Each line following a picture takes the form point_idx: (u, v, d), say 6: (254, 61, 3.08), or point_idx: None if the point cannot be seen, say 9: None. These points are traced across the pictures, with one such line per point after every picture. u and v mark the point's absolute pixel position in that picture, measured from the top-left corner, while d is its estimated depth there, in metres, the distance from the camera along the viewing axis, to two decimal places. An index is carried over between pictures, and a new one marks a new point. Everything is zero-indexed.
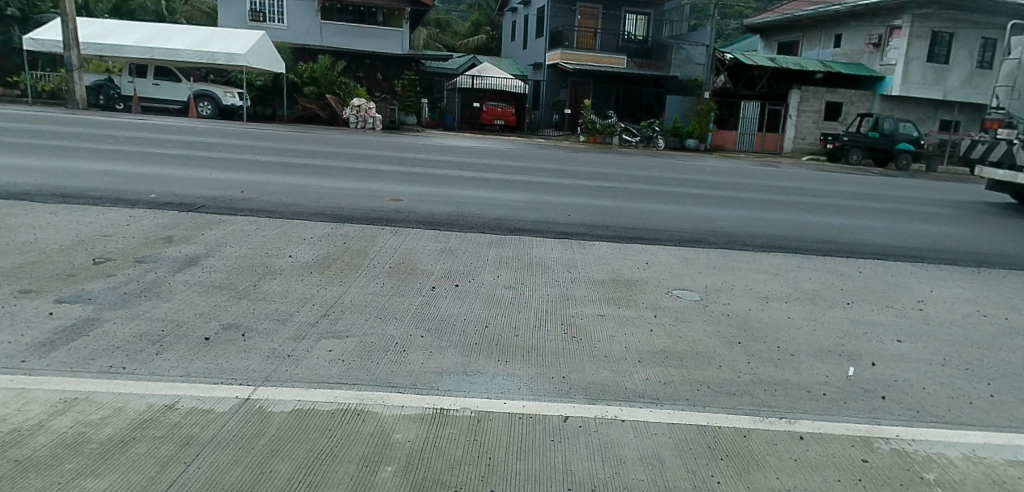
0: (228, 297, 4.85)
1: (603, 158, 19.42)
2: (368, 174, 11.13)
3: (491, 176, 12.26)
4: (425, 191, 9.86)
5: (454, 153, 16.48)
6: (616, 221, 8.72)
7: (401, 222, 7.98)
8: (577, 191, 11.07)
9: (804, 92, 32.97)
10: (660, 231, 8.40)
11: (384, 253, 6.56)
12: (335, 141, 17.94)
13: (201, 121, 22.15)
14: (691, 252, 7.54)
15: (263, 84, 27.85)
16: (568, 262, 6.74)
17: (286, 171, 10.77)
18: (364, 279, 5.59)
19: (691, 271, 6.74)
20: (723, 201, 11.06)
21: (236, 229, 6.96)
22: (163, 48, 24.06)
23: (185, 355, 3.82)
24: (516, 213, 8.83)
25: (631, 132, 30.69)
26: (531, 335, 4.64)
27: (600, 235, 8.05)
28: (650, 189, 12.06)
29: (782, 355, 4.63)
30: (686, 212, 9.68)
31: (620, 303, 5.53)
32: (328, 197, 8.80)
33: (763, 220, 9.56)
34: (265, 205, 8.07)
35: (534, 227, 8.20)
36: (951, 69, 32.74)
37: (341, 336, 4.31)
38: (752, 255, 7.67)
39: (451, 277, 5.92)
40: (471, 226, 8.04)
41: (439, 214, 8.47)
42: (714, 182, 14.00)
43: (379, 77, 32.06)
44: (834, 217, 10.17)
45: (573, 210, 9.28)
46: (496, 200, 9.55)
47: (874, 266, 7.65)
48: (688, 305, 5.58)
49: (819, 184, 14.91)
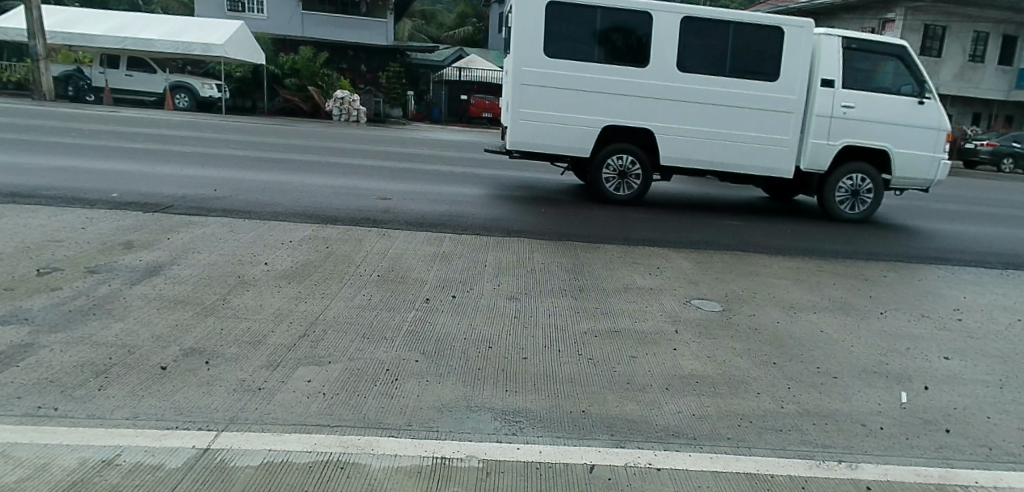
0: (193, 314, 4.24)
1: None
2: (354, 171, 10.53)
3: (482, 172, 11.73)
4: (415, 189, 9.29)
5: (441, 147, 15.94)
6: (620, 220, 8.19)
7: (390, 223, 7.39)
8: (575, 188, 10.56)
9: None
10: (668, 231, 7.88)
11: (373, 259, 5.97)
12: (317, 134, 17.31)
13: (176, 113, 21.41)
14: (704, 256, 7.03)
15: (242, 75, 27.11)
16: (573, 268, 6.20)
17: (265, 167, 10.14)
18: (349, 290, 5.00)
19: (707, 276, 6.23)
20: (727, 198, 10.61)
21: (207, 232, 6.36)
22: (136, 38, 23.13)
23: (132, 389, 3.20)
24: (513, 212, 8.26)
25: None
26: (542, 356, 4.06)
27: (605, 236, 7.53)
28: (649, 185, 11.59)
29: (824, 379, 4.10)
30: (692, 210, 9.17)
31: (635, 315, 4.99)
32: (310, 196, 8.19)
33: (772, 218, 9.09)
34: (241, 204, 7.45)
35: (534, 228, 7.64)
36: (943, 63, 32.54)
37: (323, 361, 3.71)
38: (768, 258, 7.17)
39: (447, 287, 5.35)
40: (466, 228, 7.47)
41: (431, 214, 7.89)
42: (712, 178, 13.57)
43: (363, 69, 31.27)
44: (844, 215, 9.77)
45: (574, 208, 8.73)
46: (490, 198, 9.00)
47: (896, 270, 7.19)
48: (711, 318, 5.06)
49: None
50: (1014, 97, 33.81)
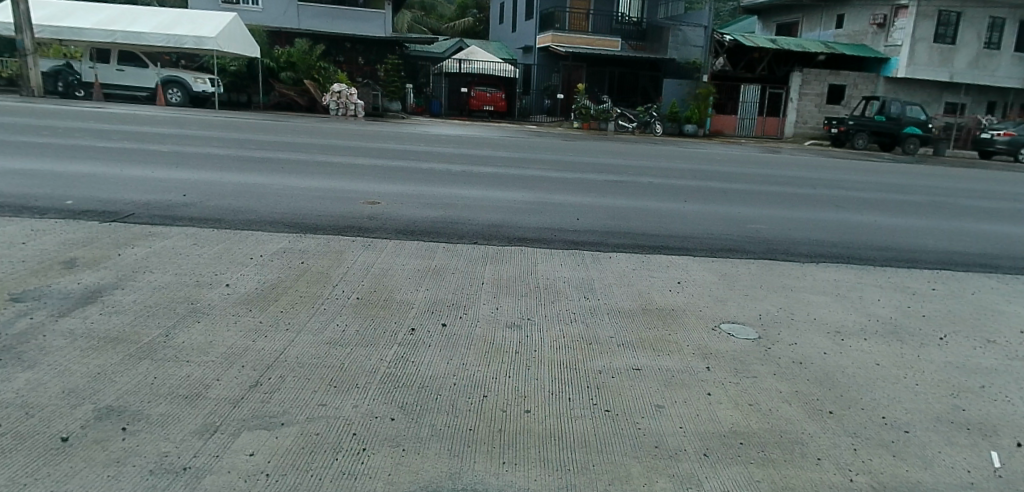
0: (122, 356, 3.48)
1: (600, 146, 18.29)
2: (343, 171, 9.77)
3: (482, 170, 10.98)
4: (408, 190, 8.55)
5: (440, 142, 15.19)
6: (634, 225, 7.42)
7: (377, 232, 6.64)
8: (582, 187, 9.82)
9: (805, 74, 31.75)
10: (688, 236, 7.10)
11: (355, 277, 5.20)
12: (311, 129, 16.58)
13: (168, 109, 20.66)
14: (729, 267, 6.26)
15: (237, 69, 26.36)
16: (582, 285, 5.42)
17: (247, 168, 9.39)
18: (321, 319, 4.25)
19: (735, 294, 5.46)
20: (745, 196, 9.84)
21: (167, 245, 5.61)
22: (127, 31, 22.35)
23: (15, 475, 2.47)
24: (516, 216, 7.52)
25: (628, 117, 29.12)
26: (546, 408, 3.31)
27: (617, 243, 6.77)
28: (662, 183, 10.83)
29: (896, 436, 3.33)
30: (709, 212, 8.41)
31: (657, 346, 4.23)
32: (291, 200, 7.42)
33: (798, 219, 8.32)
34: (211, 212, 6.69)
35: (538, 235, 6.87)
36: (958, 50, 31.53)
37: (272, 424, 2.96)
38: (801, 268, 6.40)
39: (436, 312, 4.58)
40: (462, 235, 6.71)
41: (424, 220, 7.14)
42: (726, 174, 12.82)
43: (361, 61, 30.44)
44: (873, 215, 9.01)
45: (583, 211, 7.97)
46: (491, 200, 8.26)
47: (943, 280, 6.42)
48: (746, 349, 4.29)
49: (836, 174, 13.85)
50: None
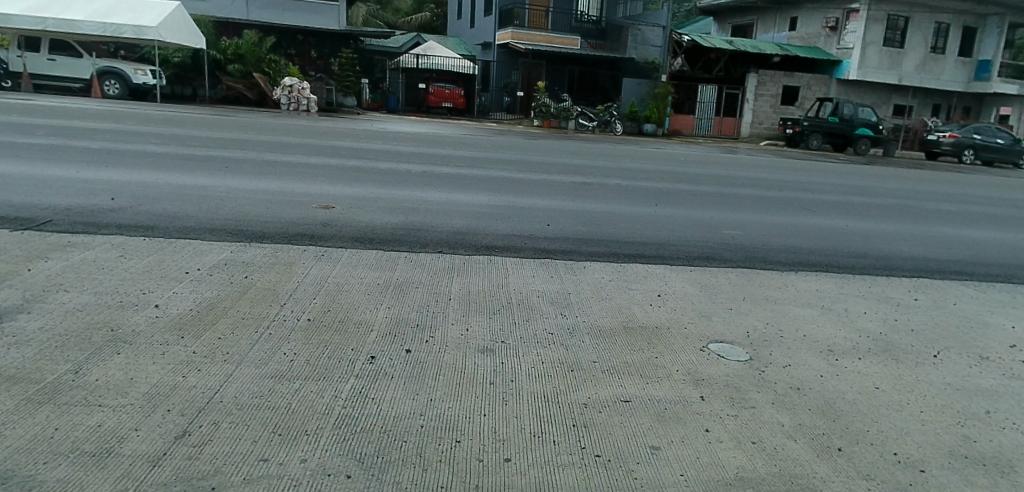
0: (19, 401, 2.90)
1: (562, 145, 18.01)
2: (295, 171, 9.14)
3: (442, 170, 10.52)
4: (365, 193, 8.01)
5: (397, 141, 14.62)
6: (605, 231, 7.06)
7: (331, 240, 6.09)
8: (549, 189, 9.42)
9: (761, 76, 32.17)
10: (664, 244, 6.79)
11: (305, 294, 4.67)
12: (261, 125, 15.78)
13: (105, 102, 19.46)
14: (708, 277, 5.95)
15: (182, 60, 25.11)
16: (558, 300, 5.00)
17: (188, 168, 8.67)
18: (265, 348, 3.72)
19: (719, 308, 5.14)
20: (713, 200, 9.63)
21: (90, 257, 4.97)
22: (58, 18, 20.93)
23: None
24: (482, 221, 7.07)
25: (589, 116, 28.86)
26: (528, 455, 2.87)
27: (590, 251, 6.38)
28: (629, 186, 10.54)
29: (913, 477, 3.01)
30: (681, 216, 8.14)
31: (644, 372, 3.83)
32: (236, 205, 6.81)
33: (770, 224, 8.12)
34: (144, 219, 6.04)
35: (507, 243, 6.44)
36: (905, 54, 32.38)
37: (201, 489, 2.43)
38: (781, 278, 6.13)
39: (398, 336, 4.09)
40: (424, 243, 6.23)
41: (382, 226, 6.61)
42: (690, 175, 12.67)
43: (313, 55, 29.43)
44: (841, 219, 8.90)
45: (552, 215, 7.60)
46: (455, 203, 7.81)
47: (923, 289, 6.22)
48: (739, 373, 3.93)
49: (796, 176, 13.89)
50: (972, 89, 33.97)
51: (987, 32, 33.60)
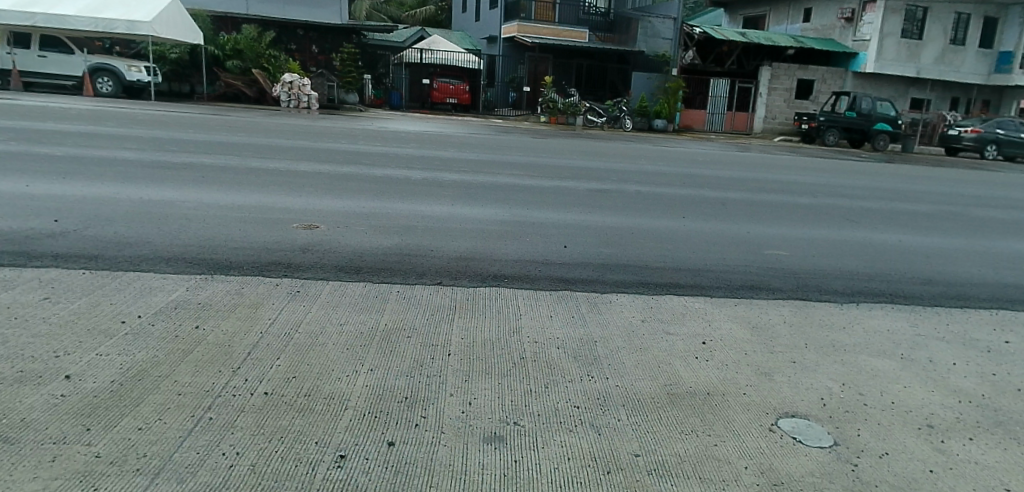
0: None
1: (573, 145, 17.02)
2: (279, 180, 8.23)
3: (445, 176, 9.61)
4: (357, 207, 7.10)
5: (396, 141, 13.72)
6: (632, 253, 6.11)
7: (309, 270, 5.16)
8: (561, 199, 8.49)
9: (775, 69, 31.04)
10: (699, 269, 5.84)
11: (266, 352, 3.72)
12: (253, 126, 14.87)
13: (94, 101, 18.57)
14: (757, 315, 5.00)
15: (178, 57, 24.20)
16: (582, 353, 4.04)
17: (160, 178, 7.78)
18: (196, 448, 2.77)
19: (780, 359, 4.20)
20: (743, 211, 8.70)
21: (8, 301, 4.07)
22: (49, 14, 20.05)
23: None
24: (489, 242, 6.13)
25: (597, 112, 27.85)
26: None
27: (613, 280, 5.45)
28: (649, 193, 9.59)
29: None
30: (714, 233, 7.19)
31: (703, 475, 2.87)
32: (201, 225, 5.87)
33: (814, 241, 7.16)
34: (86, 246, 5.11)
35: (518, 271, 5.49)
36: (924, 45, 31.15)
37: None
38: (843, 314, 5.17)
39: (377, 415, 3.15)
40: (419, 273, 5.29)
41: (373, 250, 5.68)
42: (712, 179, 11.72)
43: (314, 50, 28.41)
44: (889, 233, 7.92)
45: (569, 233, 6.65)
46: (459, 219, 6.89)
47: (1010, 324, 5.24)
48: (827, 472, 2.98)
49: (824, 178, 12.92)
50: (994, 81, 32.70)
51: (1010, 22, 32.29)
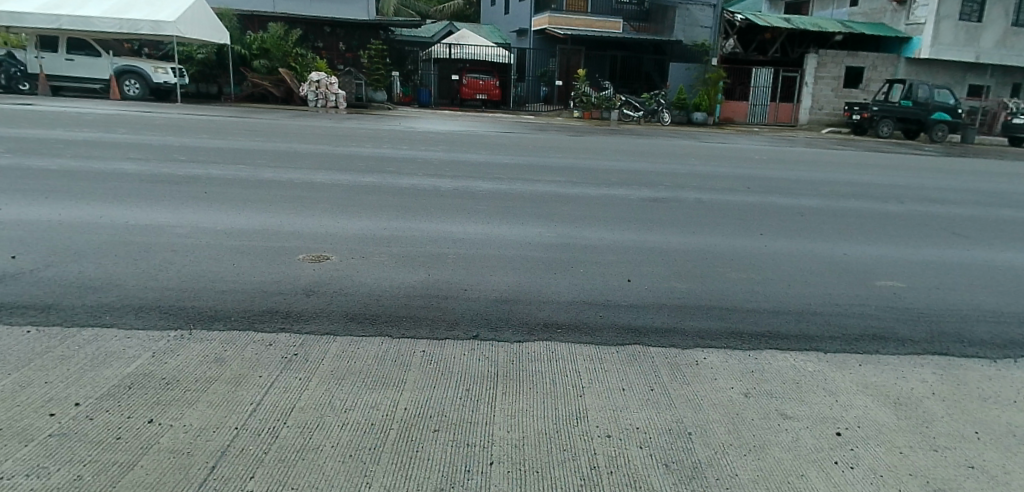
0: None
1: (612, 143, 15.84)
2: (293, 196, 7.22)
3: (479, 185, 8.55)
4: (380, 228, 6.07)
5: (424, 143, 12.70)
6: (713, 287, 4.95)
7: (314, 321, 4.09)
8: (614, 212, 7.34)
9: (822, 56, 29.21)
10: (800, 312, 4.68)
11: (235, 467, 2.65)
12: (274, 129, 13.96)
13: (116, 105, 17.96)
14: (893, 385, 3.82)
15: (204, 57, 23.56)
16: (676, 459, 2.90)
17: (161, 195, 6.82)
18: None
19: (949, 464, 3.03)
20: (825, 226, 7.45)
21: None
22: (72, 15, 19.44)
23: None
24: (537, 274, 5.04)
25: (634, 105, 26.43)
26: None
27: (695, 329, 4.31)
28: (710, 201, 8.39)
29: None
30: (802, 256, 6.01)
31: None
32: (188, 259, 4.85)
33: (925, 266, 5.91)
34: (41, 292, 4.12)
35: (576, 317, 4.37)
36: (985, 28, 28.86)
37: None
38: (1006, 377, 3.94)
39: None
40: (452, 322, 4.21)
41: (394, 290, 4.60)
42: (776, 182, 10.44)
43: (341, 47, 27.61)
44: (1008, 251, 6.58)
45: (630, 258, 5.54)
46: (498, 241, 5.83)
47: None
48: None
49: (899, 179, 11.50)
50: None
51: None
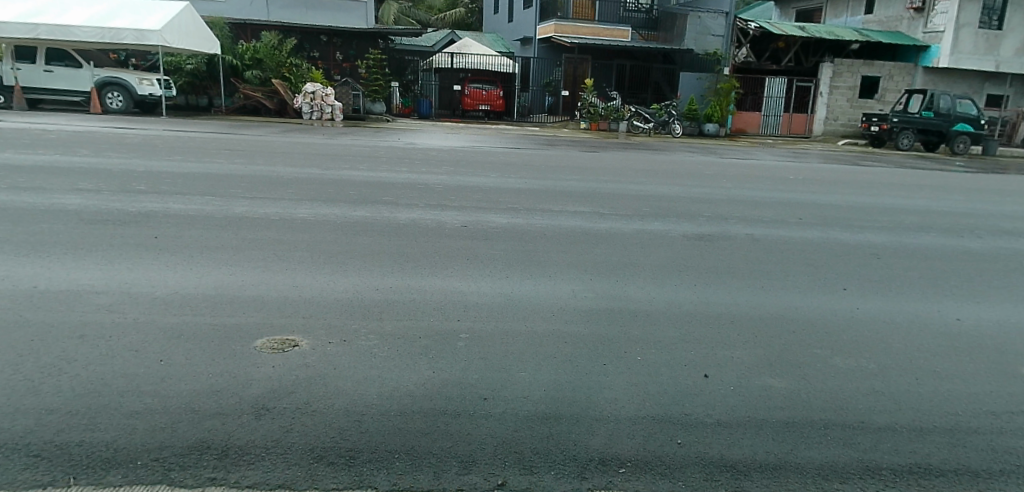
0: None
1: (627, 160, 14.57)
2: (265, 239, 5.93)
3: (490, 219, 7.26)
4: (369, 286, 4.81)
5: (423, 164, 11.43)
6: (817, 389, 3.65)
7: (261, 466, 2.74)
8: (654, 257, 6.03)
9: (838, 65, 27.95)
10: (948, 431, 3.36)
11: None
12: (262, 147, 12.69)
13: (95, 120, 16.70)
14: None
15: (195, 68, 22.26)
16: None
17: (101, 240, 5.52)
18: None
19: None
20: (906, 274, 6.13)
21: None
22: (49, 24, 18.14)
23: None
24: (579, 367, 3.72)
25: (643, 117, 25.16)
26: None
27: (815, 466, 2.99)
28: (760, 238, 7.08)
29: None
30: (907, 327, 4.70)
31: None
32: (98, 352, 3.52)
33: None
34: None
35: (645, 447, 3.04)
36: (1006, 35, 27.35)
37: None
38: None
39: None
40: (467, 460, 2.87)
41: (386, 401, 3.27)
42: (820, 210, 9.13)
43: (338, 57, 26.37)
44: None
45: (696, 336, 4.22)
46: (519, 307, 4.55)
47: None
48: None
49: (953, 205, 10.16)
50: None
51: None
